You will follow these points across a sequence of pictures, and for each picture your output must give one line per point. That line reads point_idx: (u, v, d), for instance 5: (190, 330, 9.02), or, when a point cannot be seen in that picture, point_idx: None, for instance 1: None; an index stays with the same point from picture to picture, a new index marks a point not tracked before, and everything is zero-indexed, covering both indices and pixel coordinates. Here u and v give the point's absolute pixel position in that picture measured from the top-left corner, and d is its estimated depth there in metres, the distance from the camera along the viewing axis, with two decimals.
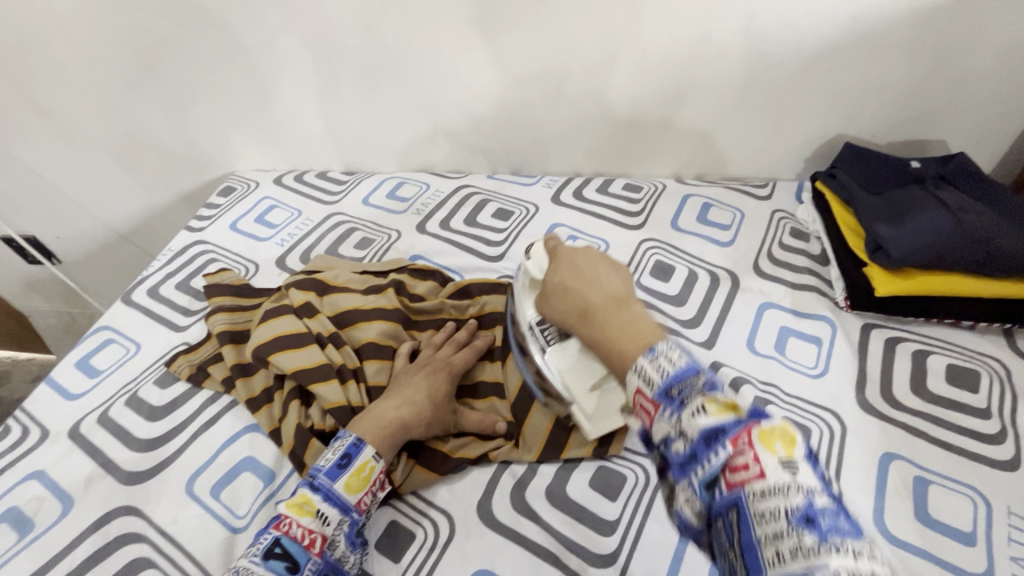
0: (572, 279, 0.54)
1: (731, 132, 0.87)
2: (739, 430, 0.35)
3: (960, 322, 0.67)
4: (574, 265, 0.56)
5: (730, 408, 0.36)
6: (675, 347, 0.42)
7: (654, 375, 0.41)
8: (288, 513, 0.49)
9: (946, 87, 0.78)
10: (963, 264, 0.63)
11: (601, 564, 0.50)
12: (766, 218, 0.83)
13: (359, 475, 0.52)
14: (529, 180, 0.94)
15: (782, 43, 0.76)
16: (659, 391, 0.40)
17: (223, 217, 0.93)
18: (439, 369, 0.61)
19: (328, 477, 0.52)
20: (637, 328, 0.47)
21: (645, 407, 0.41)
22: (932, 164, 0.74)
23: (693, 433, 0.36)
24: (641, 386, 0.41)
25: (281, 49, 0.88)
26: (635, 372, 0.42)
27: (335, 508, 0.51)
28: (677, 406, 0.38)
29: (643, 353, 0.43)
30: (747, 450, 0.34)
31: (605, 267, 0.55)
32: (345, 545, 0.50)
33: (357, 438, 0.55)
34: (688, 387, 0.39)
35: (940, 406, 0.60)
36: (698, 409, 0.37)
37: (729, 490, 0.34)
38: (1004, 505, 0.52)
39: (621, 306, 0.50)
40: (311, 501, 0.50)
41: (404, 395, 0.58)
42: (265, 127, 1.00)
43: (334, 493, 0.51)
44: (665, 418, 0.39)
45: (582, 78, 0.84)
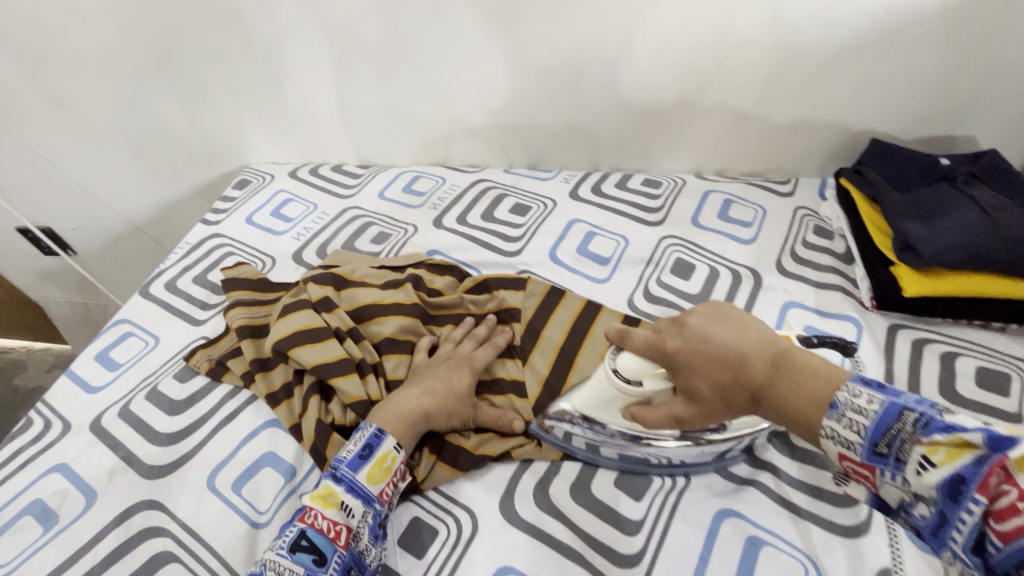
0: (701, 362, 0.47)
1: (755, 126, 0.86)
2: (983, 473, 0.30)
3: (989, 323, 0.65)
4: (688, 351, 0.48)
5: (960, 447, 0.31)
6: (855, 387, 0.37)
7: (851, 435, 0.36)
8: (312, 506, 0.49)
9: (977, 81, 0.76)
10: (995, 264, 0.62)
11: (626, 562, 0.49)
12: (789, 215, 0.82)
13: (380, 467, 0.52)
14: (546, 175, 0.93)
15: (810, 36, 0.75)
16: (867, 453, 0.35)
17: (239, 211, 0.92)
18: (461, 364, 0.61)
19: (350, 468, 0.51)
20: (819, 386, 0.39)
21: (860, 473, 0.36)
22: (962, 161, 0.72)
23: (932, 493, 0.32)
24: (841, 451, 0.36)
25: (298, 39, 0.87)
26: (826, 440, 0.37)
27: (358, 499, 0.50)
28: (896, 464, 0.34)
29: (824, 411, 0.38)
30: (1010, 491, 0.29)
31: (720, 329, 0.47)
32: (370, 538, 0.50)
33: (377, 429, 0.54)
34: (898, 437, 0.34)
35: (969, 409, 0.59)
36: (922, 463, 0.32)
37: (1004, 543, 0.28)
38: None
39: (775, 373, 0.42)
40: (335, 493, 0.50)
41: (424, 387, 0.58)
42: (280, 119, 0.99)
43: (357, 484, 0.51)
44: (890, 482, 0.34)
45: (603, 72, 0.83)
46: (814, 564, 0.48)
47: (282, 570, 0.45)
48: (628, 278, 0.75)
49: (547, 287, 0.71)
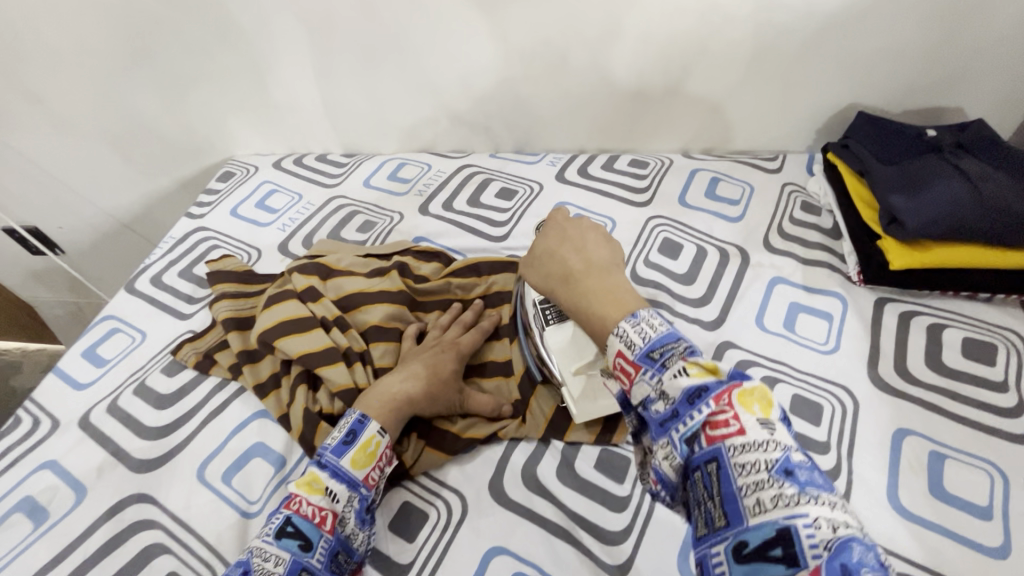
0: (555, 244, 0.56)
1: (742, 104, 0.85)
2: (720, 390, 0.37)
3: (976, 294, 0.65)
4: (565, 235, 0.56)
5: (710, 371, 0.38)
6: (655, 310, 0.45)
7: (637, 339, 0.43)
8: (297, 492, 0.49)
9: (966, 49, 0.75)
10: (982, 235, 0.62)
11: (613, 539, 0.50)
12: (776, 192, 0.81)
13: (364, 451, 0.52)
14: (533, 158, 0.92)
15: (794, 10, 0.74)
16: (641, 353, 0.42)
17: (223, 203, 0.92)
18: (446, 349, 0.61)
19: (334, 454, 0.51)
20: (621, 295, 0.48)
21: (625, 370, 0.43)
22: (949, 132, 0.72)
23: (675, 395, 0.38)
24: (622, 348, 0.43)
25: (275, 27, 0.85)
26: (615, 336, 0.44)
27: (344, 484, 0.50)
28: (658, 368, 0.40)
29: (626, 315, 0.45)
30: (727, 407, 0.36)
31: (596, 236, 0.56)
32: (358, 523, 0.49)
33: (361, 414, 0.54)
34: (669, 351, 0.41)
35: (955, 379, 0.59)
36: (679, 372, 0.39)
37: (708, 443, 0.36)
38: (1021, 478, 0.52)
39: (606, 276, 0.51)
40: (320, 479, 0.50)
41: (407, 370, 0.58)
42: (261, 109, 0.98)
43: (341, 469, 0.51)
44: (646, 381, 0.41)
45: (586, 52, 0.82)
46: None
47: (267, 557, 0.45)
48: None
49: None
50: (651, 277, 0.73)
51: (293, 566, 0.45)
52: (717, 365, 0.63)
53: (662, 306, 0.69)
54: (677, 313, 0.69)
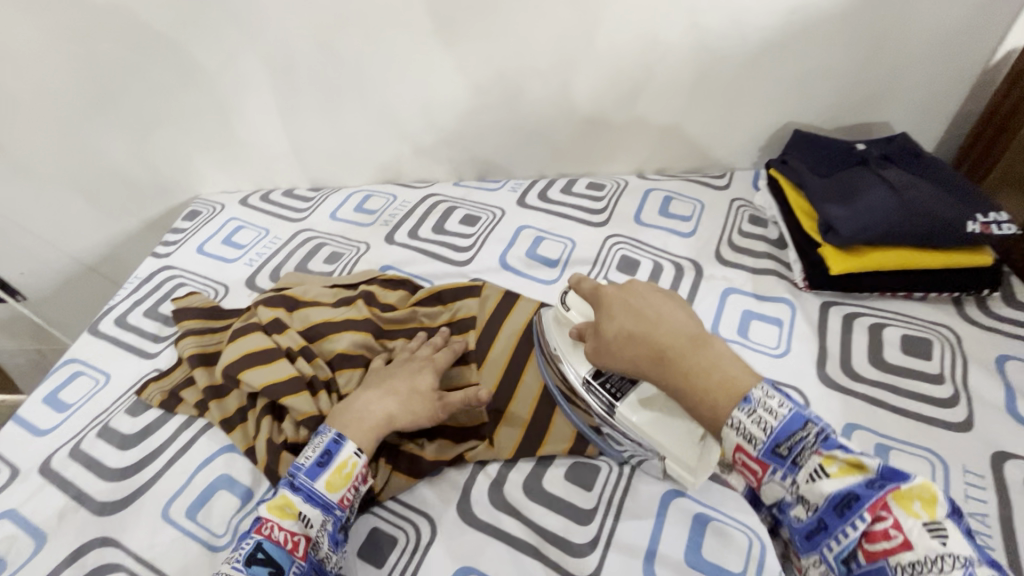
0: (628, 313, 0.51)
1: (688, 125, 0.90)
2: (874, 495, 0.35)
3: (912, 294, 0.70)
4: (629, 307, 0.51)
5: (853, 467, 0.36)
6: (768, 387, 0.40)
7: (757, 431, 0.39)
8: (269, 516, 0.49)
9: (885, 69, 0.82)
10: (909, 238, 0.66)
11: (579, 553, 0.51)
12: (725, 208, 0.86)
13: (340, 474, 0.52)
14: (495, 185, 0.95)
15: (726, 38, 0.79)
16: (765, 450, 0.39)
17: (189, 242, 0.92)
18: (423, 365, 0.61)
19: (308, 477, 0.51)
20: (726, 374, 0.42)
21: (750, 466, 0.40)
22: (875, 146, 0.78)
23: (818, 501, 0.37)
24: (741, 443, 0.40)
25: (238, 68, 0.88)
26: (731, 429, 0.40)
27: (318, 508, 0.50)
28: (791, 467, 0.38)
29: (737, 402, 0.40)
30: (885, 518, 0.34)
31: (660, 300, 0.51)
32: (330, 545, 0.50)
33: (336, 434, 0.54)
34: (802, 444, 0.38)
35: (897, 374, 0.63)
36: (816, 472, 0.37)
37: (869, 560, 0.34)
38: (961, 464, 0.55)
39: (701, 348, 0.45)
40: (292, 503, 0.50)
41: (385, 388, 0.59)
42: (227, 148, 0.99)
43: (315, 492, 0.51)
44: (777, 481, 0.39)
45: (539, 82, 0.86)
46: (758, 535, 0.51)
47: None
48: None
49: (501, 292, 0.73)
50: None
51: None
52: None
53: None
54: None
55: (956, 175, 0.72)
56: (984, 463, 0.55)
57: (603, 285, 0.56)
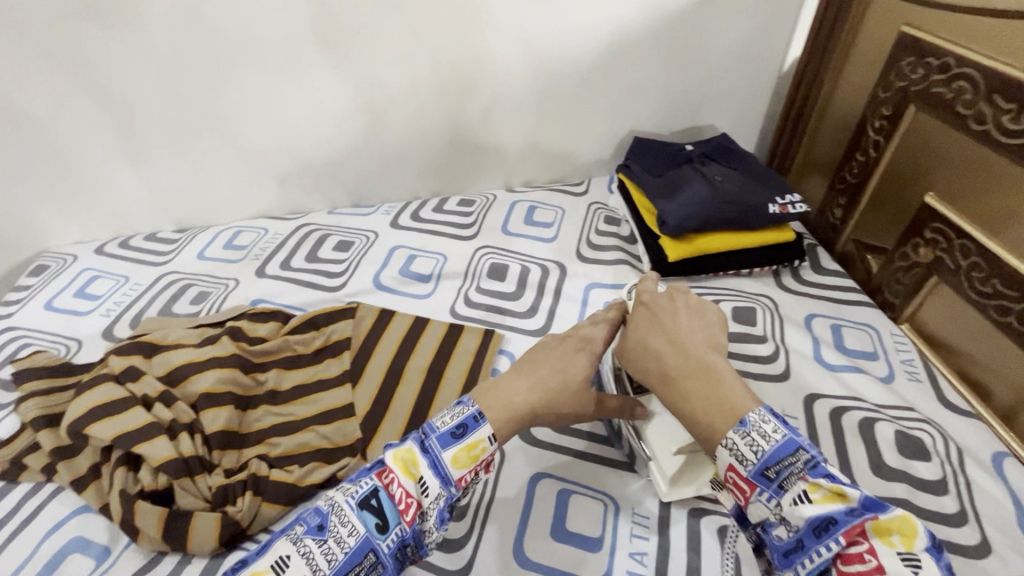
0: (650, 330, 0.50)
1: (543, 140, 0.97)
2: (851, 522, 0.33)
3: (739, 271, 0.81)
4: (655, 325, 0.50)
5: (838, 495, 0.34)
6: (766, 412, 0.39)
7: (749, 452, 0.38)
8: (392, 466, 0.42)
9: (700, 81, 0.94)
10: (726, 222, 0.76)
11: (455, 546, 0.53)
12: (583, 211, 0.94)
13: (470, 453, 0.44)
14: (369, 210, 0.97)
15: (560, 60, 0.88)
16: (755, 471, 0.37)
17: (35, 299, 0.85)
18: (581, 347, 0.54)
19: (439, 443, 0.44)
20: (723, 397, 0.41)
21: (739, 486, 0.38)
22: (698, 146, 0.89)
23: (798, 523, 0.35)
24: (732, 463, 0.38)
25: (75, 112, 0.84)
26: (723, 448, 0.39)
27: (438, 478, 0.43)
28: (776, 490, 0.37)
29: (731, 425, 0.39)
30: (862, 543, 0.33)
31: (688, 319, 0.50)
32: (438, 525, 0.43)
33: (478, 411, 0.46)
34: (788, 468, 0.36)
35: (729, 340, 0.72)
36: (800, 497, 0.35)
37: None
38: (779, 410, 0.63)
39: (709, 368, 0.43)
40: (417, 462, 0.43)
41: (533, 377, 0.51)
42: (73, 196, 0.93)
43: (441, 463, 0.43)
44: (762, 501, 0.37)
45: (397, 108, 0.90)
46: (615, 501, 0.56)
47: (345, 520, 0.39)
48: (448, 291, 0.81)
49: (376, 311, 0.76)
50: (481, 300, 0.79)
51: (363, 544, 0.39)
52: None
53: (493, 323, 0.76)
54: (506, 326, 0.75)
55: (759, 166, 0.85)
56: (797, 406, 0.64)
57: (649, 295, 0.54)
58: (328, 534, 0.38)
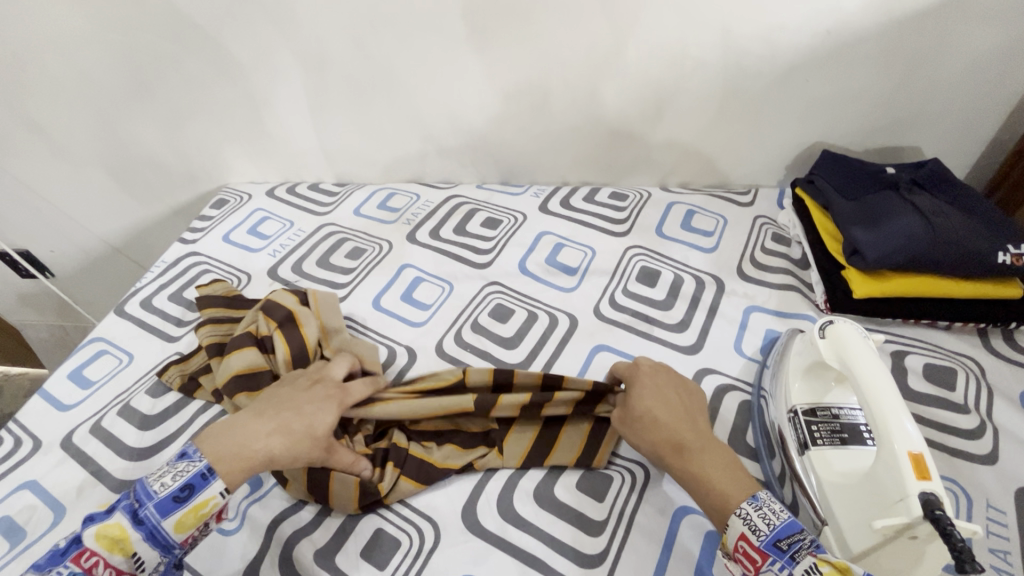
0: (659, 403, 0.55)
1: (714, 142, 0.90)
2: None
3: (935, 322, 0.69)
4: (661, 394, 0.56)
5: (841, 570, 0.40)
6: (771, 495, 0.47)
7: (761, 524, 0.44)
8: (94, 547, 0.44)
9: (920, 95, 0.81)
10: (937, 266, 0.66)
11: (588, 564, 0.51)
12: (749, 224, 0.85)
13: (194, 515, 0.47)
14: (518, 190, 0.96)
15: (758, 55, 0.79)
16: (767, 541, 0.43)
17: (215, 230, 0.94)
18: (329, 398, 0.57)
19: (156, 511, 0.46)
20: (735, 474, 0.49)
21: (750, 555, 0.44)
22: (906, 170, 0.77)
23: None
24: (745, 532, 0.44)
25: (273, 64, 0.90)
26: (737, 517, 0.45)
27: (156, 549, 0.46)
28: (788, 560, 0.42)
29: (745, 497, 0.47)
30: None
31: (677, 389, 0.58)
32: (173, 556, 0.48)
33: (205, 468, 0.48)
34: (797, 543, 0.43)
35: (920, 402, 0.62)
36: (811, 568, 0.41)
37: None
38: (984, 499, 0.53)
39: (717, 449, 0.51)
40: (127, 538, 0.45)
41: (279, 423, 0.53)
42: (257, 140, 1.01)
43: (159, 532, 0.46)
44: (775, 572, 0.42)
45: (567, 90, 0.86)
46: None
47: None
48: (594, 289, 0.77)
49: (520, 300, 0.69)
50: (628, 304, 0.75)
51: None
52: None
53: (639, 331, 0.71)
54: (654, 336, 0.71)
55: (986, 203, 0.71)
56: (1008, 499, 0.53)
57: (640, 364, 0.60)
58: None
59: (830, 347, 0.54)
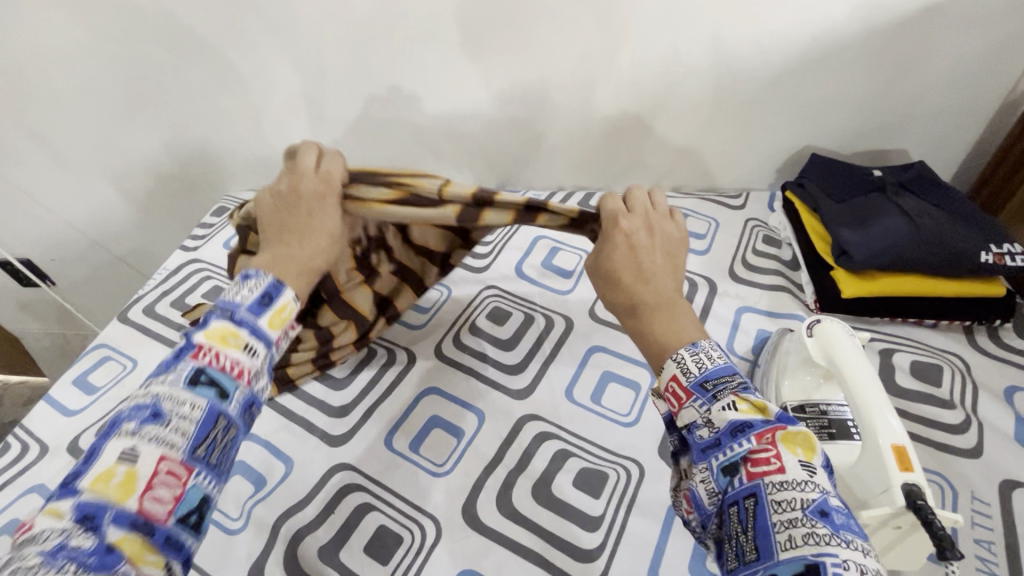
0: (628, 262, 0.52)
1: (705, 146, 0.92)
2: (765, 429, 0.39)
3: (922, 321, 0.71)
4: (631, 247, 0.53)
5: (757, 409, 0.41)
6: (713, 344, 0.46)
7: (693, 367, 0.44)
8: (208, 342, 0.44)
9: (905, 100, 0.83)
10: (922, 265, 0.68)
11: (585, 558, 0.53)
12: (740, 226, 0.87)
13: (281, 316, 0.49)
14: (513, 195, 0.98)
15: (747, 61, 0.81)
16: (694, 382, 0.44)
17: (216, 236, 0.95)
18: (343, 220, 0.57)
19: (250, 312, 0.47)
20: (681, 330, 0.49)
21: (676, 394, 0.44)
22: (893, 173, 0.78)
23: (721, 425, 0.41)
24: (676, 374, 0.45)
25: (273, 74, 0.91)
26: (672, 362, 0.45)
27: (259, 349, 0.47)
28: (709, 398, 0.42)
29: (684, 345, 0.47)
30: (770, 447, 0.39)
31: (655, 237, 0.54)
32: (268, 374, 0.48)
33: (274, 278, 0.50)
34: (724, 383, 0.43)
35: (907, 398, 0.63)
36: (728, 406, 0.41)
37: (750, 479, 0.38)
38: (969, 491, 0.55)
39: (671, 308, 0.50)
40: (237, 334, 0.46)
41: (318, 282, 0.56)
42: (257, 148, 1.03)
43: (259, 328, 0.47)
44: (695, 407, 0.43)
45: (561, 97, 0.88)
46: None
47: (180, 406, 0.40)
48: (589, 291, 0.79)
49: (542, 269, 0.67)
50: None
51: (211, 410, 0.41)
52: None
53: None
54: None
55: (970, 204, 0.73)
56: (992, 491, 0.55)
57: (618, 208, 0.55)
58: (166, 419, 0.40)
59: (817, 343, 0.55)
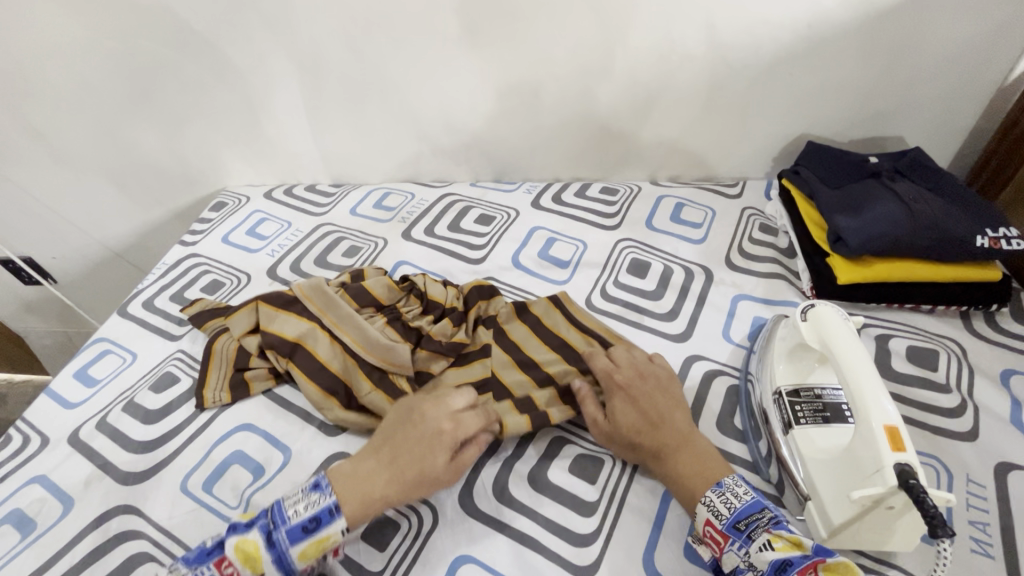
0: (641, 420, 0.56)
1: (701, 135, 0.92)
2: (806, 564, 0.41)
3: (918, 306, 0.71)
4: (638, 403, 0.57)
5: (795, 544, 0.43)
6: (737, 479, 0.51)
7: (723, 508, 0.48)
8: (232, 557, 0.46)
9: (901, 86, 0.83)
10: (918, 251, 0.68)
11: (581, 542, 0.52)
12: (736, 216, 0.87)
13: (317, 547, 0.48)
14: (510, 187, 0.98)
15: (743, 50, 0.81)
16: (727, 524, 0.47)
17: (215, 231, 0.96)
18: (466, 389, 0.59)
19: (287, 537, 0.47)
20: (707, 465, 0.52)
21: (715, 538, 0.48)
22: (888, 159, 0.79)
23: (762, 566, 0.43)
24: (710, 517, 0.48)
25: (269, 69, 0.92)
26: (703, 505, 0.49)
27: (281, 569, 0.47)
28: (745, 539, 0.45)
29: (711, 486, 0.50)
30: None
31: (663, 399, 0.58)
32: None
33: (333, 503, 0.49)
34: (755, 521, 0.46)
35: (902, 383, 0.63)
36: (765, 544, 0.44)
37: None
38: (964, 474, 0.55)
39: (692, 443, 0.54)
40: (259, 556, 0.47)
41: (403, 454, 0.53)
42: (254, 143, 1.03)
43: (286, 558, 0.47)
44: (735, 551, 0.46)
45: (557, 88, 0.88)
46: None
47: None
48: (586, 281, 0.79)
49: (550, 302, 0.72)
50: (619, 295, 0.77)
51: None
52: (686, 378, 0.66)
53: (630, 321, 0.73)
54: (645, 325, 0.72)
55: (965, 189, 0.73)
56: (988, 474, 0.55)
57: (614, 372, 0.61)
58: None
59: (811, 330, 0.56)
